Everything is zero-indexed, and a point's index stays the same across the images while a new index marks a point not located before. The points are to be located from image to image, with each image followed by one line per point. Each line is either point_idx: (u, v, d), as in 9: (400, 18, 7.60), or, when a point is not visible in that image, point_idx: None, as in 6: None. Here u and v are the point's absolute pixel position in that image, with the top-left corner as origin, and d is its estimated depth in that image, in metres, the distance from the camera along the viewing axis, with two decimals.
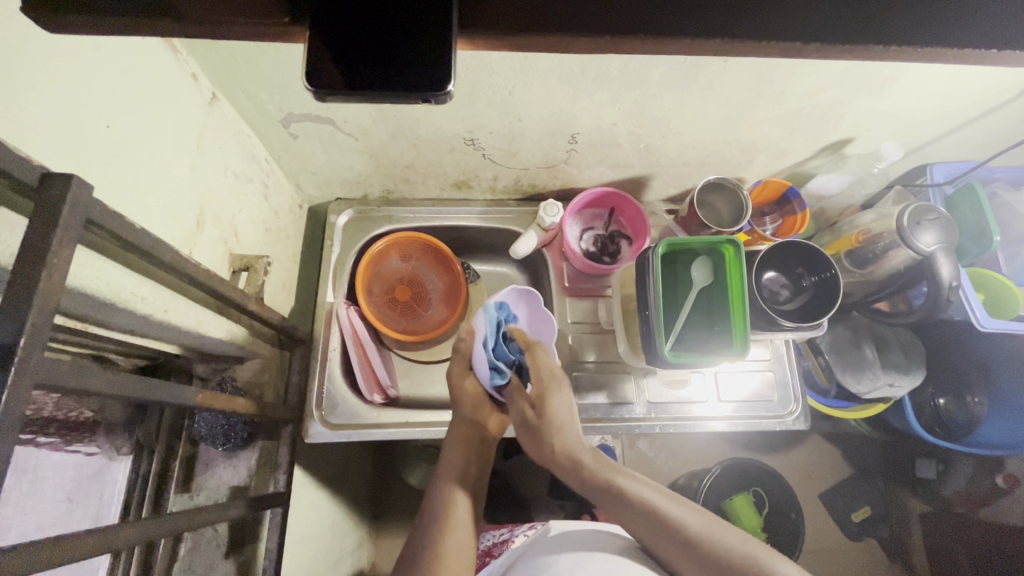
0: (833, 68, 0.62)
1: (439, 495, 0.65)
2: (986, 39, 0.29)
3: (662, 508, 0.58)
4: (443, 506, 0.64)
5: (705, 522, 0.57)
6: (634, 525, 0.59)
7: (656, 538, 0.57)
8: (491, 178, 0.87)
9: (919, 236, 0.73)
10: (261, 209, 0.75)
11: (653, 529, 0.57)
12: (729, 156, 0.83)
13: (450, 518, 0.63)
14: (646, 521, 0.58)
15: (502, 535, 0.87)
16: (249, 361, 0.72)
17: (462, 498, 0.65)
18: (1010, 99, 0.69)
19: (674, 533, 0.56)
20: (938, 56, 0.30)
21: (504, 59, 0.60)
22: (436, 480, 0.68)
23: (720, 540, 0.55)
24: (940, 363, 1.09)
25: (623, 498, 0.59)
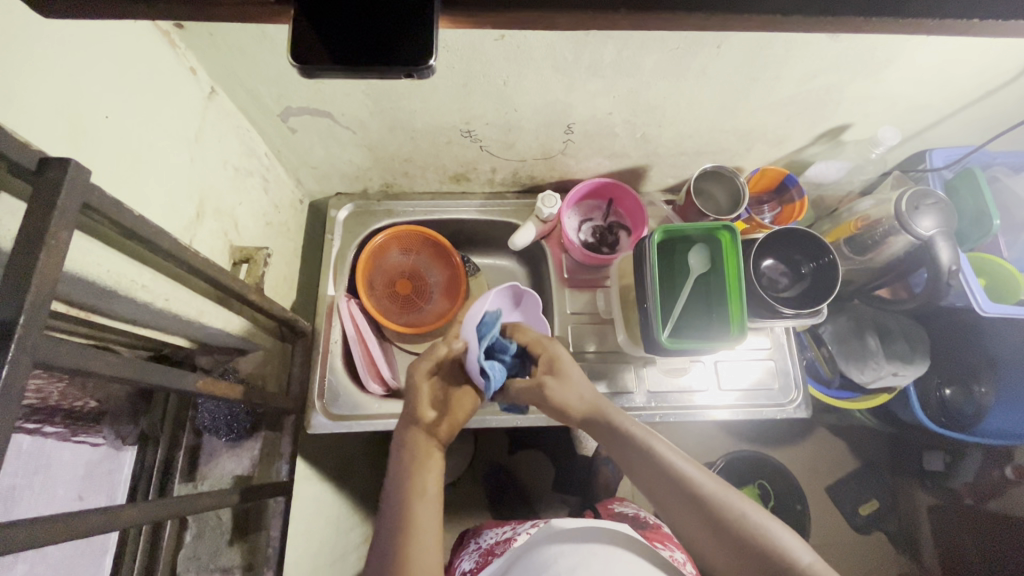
0: (827, 51, 0.62)
1: (396, 496, 0.61)
2: (963, 10, 0.29)
3: (680, 465, 0.58)
4: (407, 505, 0.60)
5: (723, 488, 0.56)
6: (650, 480, 0.59)
7: (670, 499, 0.57)
8: (489, 170, 0.87)
9: (917, 221, 0.72)
10: (262, 202, 0.76)
11: (670, 488, 0.57)
12: (726, 145, 0.83)
13: (415, 523, 0.58)
14: (663, 478, 0.58)
15: (504, 534, 0.88)
16: (252, 353, 0.74)
17: (420, 501, 0.60)
18: (1008, 82, 0.69)
19: (690, 491, 0.56)
20: (919, 26, 0.30)
21: (498, 48, 0.60)
22: (393, 483, 0.63)
23: (733, 504, 0.55)
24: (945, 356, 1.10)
25: (645, 454, 0.60)
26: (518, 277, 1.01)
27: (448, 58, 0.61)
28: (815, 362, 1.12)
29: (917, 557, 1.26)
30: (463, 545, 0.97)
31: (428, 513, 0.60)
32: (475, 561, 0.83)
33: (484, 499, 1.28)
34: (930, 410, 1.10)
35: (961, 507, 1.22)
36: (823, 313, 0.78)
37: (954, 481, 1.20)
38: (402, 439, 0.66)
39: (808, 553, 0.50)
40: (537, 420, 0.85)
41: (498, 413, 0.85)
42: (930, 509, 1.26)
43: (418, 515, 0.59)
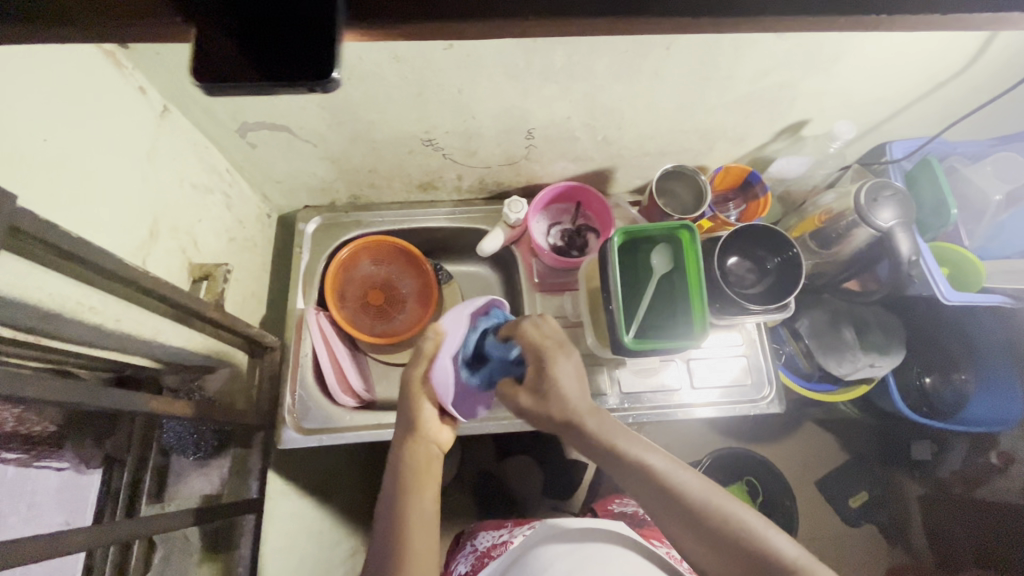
0: (774, 49, 0.63)
1: (391, 522, 0.61)
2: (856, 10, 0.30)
3: (671, 474, 0.58)
4: (399, 532, 0.60)
5: (712, 492, 0.57)
6: (639, 490, 0.58)
7: (661, 509, 0.57)
8: (455, 178, 0.87)
9: (876, 213, 0.73)
10: (224, 218, 0.75)
11: (659, 499, 0.57)
12: (688, 145, 0.83)
13: (410, 556, 0.57)
14: (652, 490, 0.57)
15: (501, 537, 0.86)
16: (219, 370, 0.74)
17: (416, 528, 0.60)
18: (958, 73, 0.69)
19: (680, 501, 0.56)
20: (817, 25, 0.31)
21: (448, 57, 0.60)
22: (386, 509, 0.62)
23: (724, 510, 0.55)
24: (927, 344, 1.12)
25: (633, 464, 0.58)
26: (491, 283, 1.01)
27: (399, 68, 0.61)
28: (793, 356, 1.13)
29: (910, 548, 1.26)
30: (458, 548, 0.97)
31: (426, 539, 0.60)
32: (472, 565, 0.83)
33: (473, 508, 1.28)
34: (910, 399, 1.11)
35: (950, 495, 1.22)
36: (790, 306, 0.79)
37: (941, 469, 1.22)
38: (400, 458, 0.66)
39: (795, 550, 0.53)
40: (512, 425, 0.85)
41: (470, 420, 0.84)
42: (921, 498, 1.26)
43: (414, 544, 0.59)
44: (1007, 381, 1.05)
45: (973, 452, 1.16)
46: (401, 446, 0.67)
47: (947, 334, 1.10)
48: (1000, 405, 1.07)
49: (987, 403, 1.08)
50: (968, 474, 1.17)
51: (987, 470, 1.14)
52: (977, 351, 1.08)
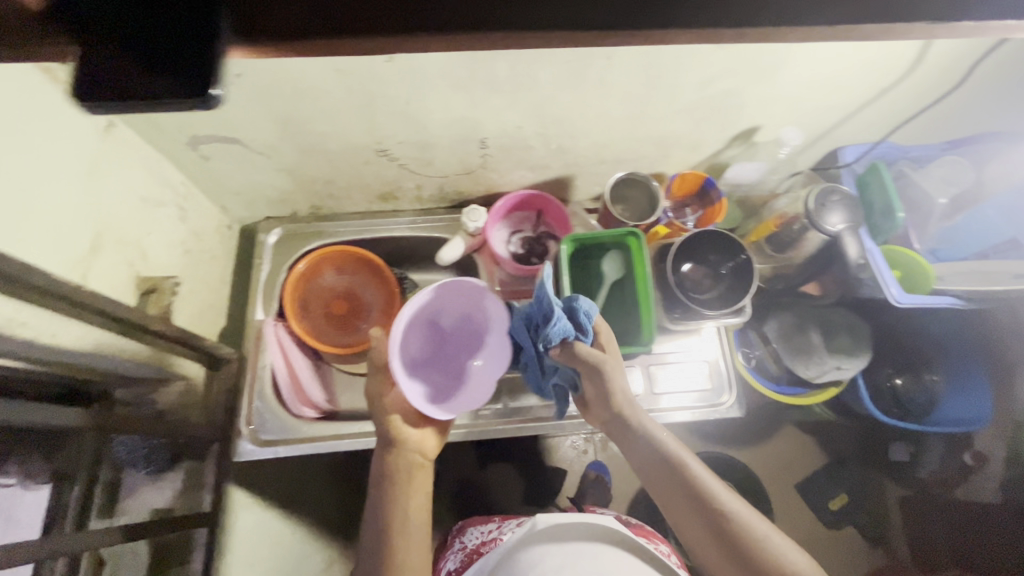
0: (716, 59, 0.64)
1: (378, 535, 0.61)
2: (730, 24, 0.32)
3: (703, 480, 0.57)
4: (389, 539, 0.60)
5: (732, 497, 0.56)
6: (662, 481, 0.59)
7: (678, 503, 0.57)
8: (414, 188, 0.88)
9: (825, 218, 0.74)
10: (178, 231, 0.75)
11: (685, 501, 0.57)
12: (643, 152, 0.84)
13: (397, 569, 0.59)
14: (679, 491, 0.58)
15: (489, 533, 0.86)
16: (172, 384, 0.74)
17: (402, 540, 0.60)
18: (900, 80, 0.70)
19: (699, 497, 0.56)
20: (699, 38, 0.32)
21: (390, 69, 0.61)
22: (371, 521, 0.63)
23: (741, 516, 0.55)
24: (896, 345, 1.15)
25: (668, 463, 0.59)
26: None
27: (343, 80, 0.62)
28: (764, 360, 1.15)
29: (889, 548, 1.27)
30: (447, 546, 0.97)
31: (415, 553, 0.60)
32: (461, 562, 0.83)
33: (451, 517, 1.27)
34: (884, 401, 1.14)
35: None
36: (745, 311, 0.79)
37: (920, 471, 1.28)
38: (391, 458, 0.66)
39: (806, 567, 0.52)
40: (475, 431, 0.85)
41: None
42: (902, 500, 1.29)
43: (401, 557, 0.59)
44: (975, 382, 1.08)
45: (948, 452, 1.26)
46: (383, 454, 0.67)
47: (916, 336, 1.13)
48: (967, 406, 1.09)
49: (959, 404, 1.10)
50: (945, 475, 1.27)
51: (962, 471, 1.25)
52: (946, 352, 1.11)
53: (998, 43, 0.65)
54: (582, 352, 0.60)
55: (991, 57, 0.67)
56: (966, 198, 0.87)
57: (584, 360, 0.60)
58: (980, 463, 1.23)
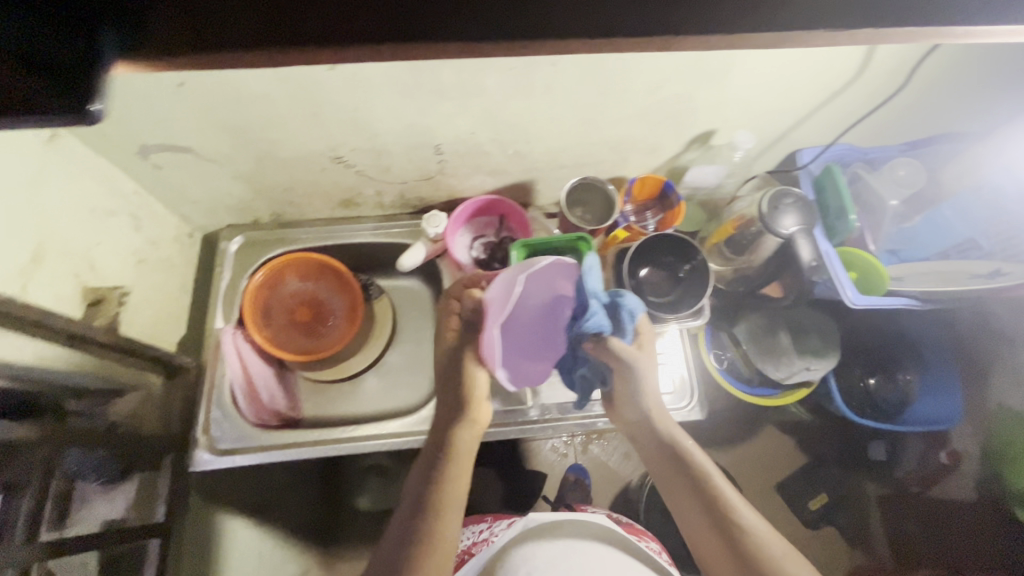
0: (660, 64, 0.64)
1: (423, 495, 0.61)
2: (609, 35, 0.33)
3: (714, 480, 0.65)
4: (435, 500, 0.61)
5: (741, 503, 0.63)
6: (679, 482, 0.67)
7: (692, 504, 0.65)
8: (375, 195, 0.88)
9: (778, 221, 0.74)
10: (132, 240, 0.75)
11: (695, 496, 0.65)
12: (601, 157, 0.84)
13: (436, 528, 0.58)
14: (692, 488, 0.66)
15: (479, 534, 0.83)
16: (127, 394, 0.74)
17: (447, 505, 0.60)
18: (849, 84, 0.70)
19: (711, 498, 0.64)
20: (584, 47, 0.33)
21: (333, 76, 0.61)
22: (418, 484, 0.63)
23: (748, 521, 0.61)
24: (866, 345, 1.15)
25: (685, 463, 0.67)
26: (423, 296, 1.01)
27: (288, 88, 0.62)
28: (734, 361, 1.14)
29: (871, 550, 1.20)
30: None
31: (455, 518, 0.60)
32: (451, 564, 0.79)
33: None
34: (855, 400, 1.12)
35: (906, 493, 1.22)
36: (704, 313, 0.79)
37: (899, 470, 1.22)
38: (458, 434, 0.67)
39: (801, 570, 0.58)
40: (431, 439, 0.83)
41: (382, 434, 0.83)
42: (881, 501, 1.22)
43: (443, 518, 0.59)
44: (948, 381, 1.08)
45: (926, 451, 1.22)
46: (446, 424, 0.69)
47: (884, 335, 1.14)
48: (941, 405, 1.08)
49: (931, 403, 1.09)
50: (924, 473, 1.21)
51: (939, 470, 1.21)
52: (920, 352, 1.11)
53: (933, 48, 0.66)
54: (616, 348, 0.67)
55: (928, 61, 0.67)
56: (924, 200, 0.87)
57: (618, 356, 0.67)
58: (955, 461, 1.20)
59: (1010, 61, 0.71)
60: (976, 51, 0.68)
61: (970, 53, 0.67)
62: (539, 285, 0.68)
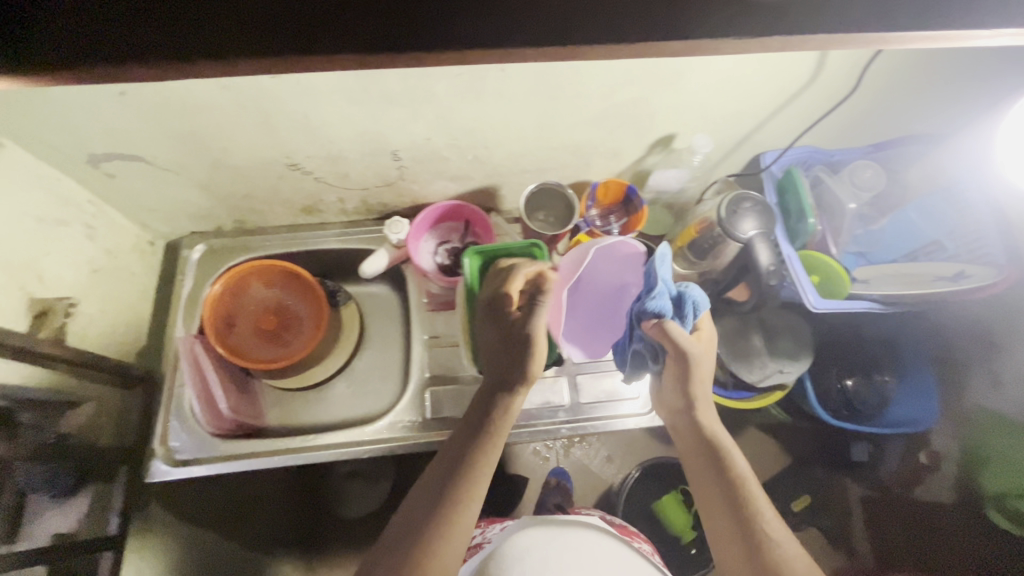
0: (611, 69, 0.63)
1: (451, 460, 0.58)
2: None
3: (746, 481, 0.63)
4: (461, 468, 0.57)
5: (772, 517, 0.60)
6: (711, 482, 0.64)
7: (720, 508, 0.62)
8: (337, 201, 0.87)
9: (736, 225, 0.73)
10: (85, 250, 0.74)
11: (725, 498, 0.62)
12: (563, 161, 0.84)
13: (460, 494, 0.55)
14: (723, 489, 0.63)
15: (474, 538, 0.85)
16: (82, 404, 0.72)
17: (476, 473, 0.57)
18: (805, 87, 0.70)
19: (740, 504, 0.61)
20: None
21: (277, 84, 0.60)
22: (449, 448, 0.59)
23: (775, 536, 0.58)
24: (844, 347, 1.14)
25: (718, 459, 0.65)
26: (390, 302, 1.00)
27: (232, 96, 0.61)
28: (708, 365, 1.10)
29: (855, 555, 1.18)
30: None
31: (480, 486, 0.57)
32: None
33: None
34: (833, 403, 1.11)
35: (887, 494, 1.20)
36: None
37: (881, 470, 1.21)
38: (501, 415, 0.60)
39: None
40: (391, 447, 0.82)
41: (340, 445, 0.81)
42: (864, 501, 1.20)
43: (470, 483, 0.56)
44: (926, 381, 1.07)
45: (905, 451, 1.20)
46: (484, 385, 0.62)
47: (860, 337, 1.14)
48: (919, 406, 1.08)
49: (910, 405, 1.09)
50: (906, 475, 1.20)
51: (919, 471, 1.18)
52: (899, 352, 1.11)
53: (876, 53, 0.65)
54: (673, 334, 0.61)
55: (873, 66, 0.67)
56: (890, 201, 0.87)
57: (675, 347, 0.62)
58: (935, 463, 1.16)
59: (965, 65, 0.69)
60: (924, 55, 0.67)
61: (918, 56, 0.66)
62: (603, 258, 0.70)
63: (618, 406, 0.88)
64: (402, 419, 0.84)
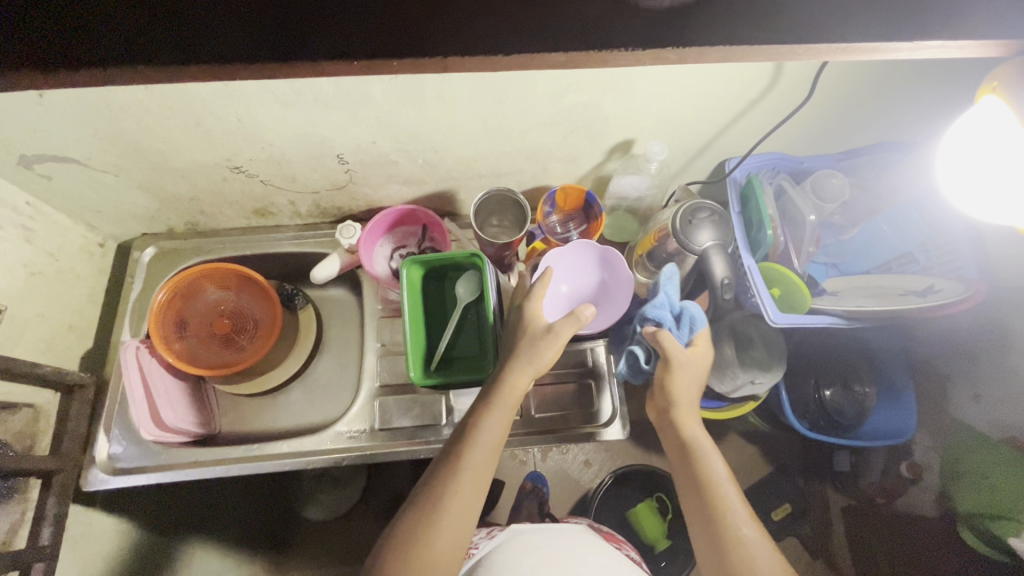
0: (555, 74, 0.60)
1: (452, 444, 0.59)
2: None
3: (717, 485, 0.59)
4: (459, 455, 0.57)
5: (746, 519, 0.57)
6: (687, 483, 0.62)
7: (693, 508, 0.60)
8: (288, 203, 0.85)
9: (691, 237, 0.71)
10: (23, 253, 0.73)
11: (694, 496, 0.60)
12: (519, 166, 0.81)
13: (455, 480, 0.55)
14: (694, 489, 0.60)
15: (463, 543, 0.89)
16: (16, 411, 0.70)
17: (476, 458, 0.57)
18: (764, 95, 0.66)
19: (712, 504, 0.58)
20: None
21: (204, 87, 0.58)
22: (454, 433, 0.60)
23: (746, 539, 0.56)
24: (824, 356, 1.09)
25: (692, 462, 0.62)
26: (349, 305, 0.98)
27: (158, 98, 0.59)
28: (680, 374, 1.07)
29: (832, 564, 1.14)
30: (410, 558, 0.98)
31: (482, 472, 0.57)
32: None
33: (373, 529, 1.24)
34: (810, 414, 1.06)
35: (870, 506, 1.14)
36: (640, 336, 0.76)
37: (862, 481, 1.13)
38: (504, 398, 0.60)
39: None
40: (336, 458, 0.80)
41: (287, 454, 0.80)
42: (844, 511, 1.16)
43: (471, 469, 0.56)
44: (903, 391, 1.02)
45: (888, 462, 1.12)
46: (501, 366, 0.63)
47: (838, 345, 1.09)
48: (897, 416, 1.02)
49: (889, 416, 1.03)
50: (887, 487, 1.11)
51: (902, 482, 1.09)
52: (876, 361, 1.06)
53: (824, 66, 0.62)
54: (661, 340, 0.66)
55: (824, 76, 0.63)
56: (861, 212, 0.83)
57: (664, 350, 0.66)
58: (918, 476, 1.07)
59: (932, 77, 0.65)
60: (879, 67, 0.63)
61: (872, 69, 0.62)
62: (571, 261, 0.78)
63: (576, 417, 0.86)
64: (351, 428, 0.82)
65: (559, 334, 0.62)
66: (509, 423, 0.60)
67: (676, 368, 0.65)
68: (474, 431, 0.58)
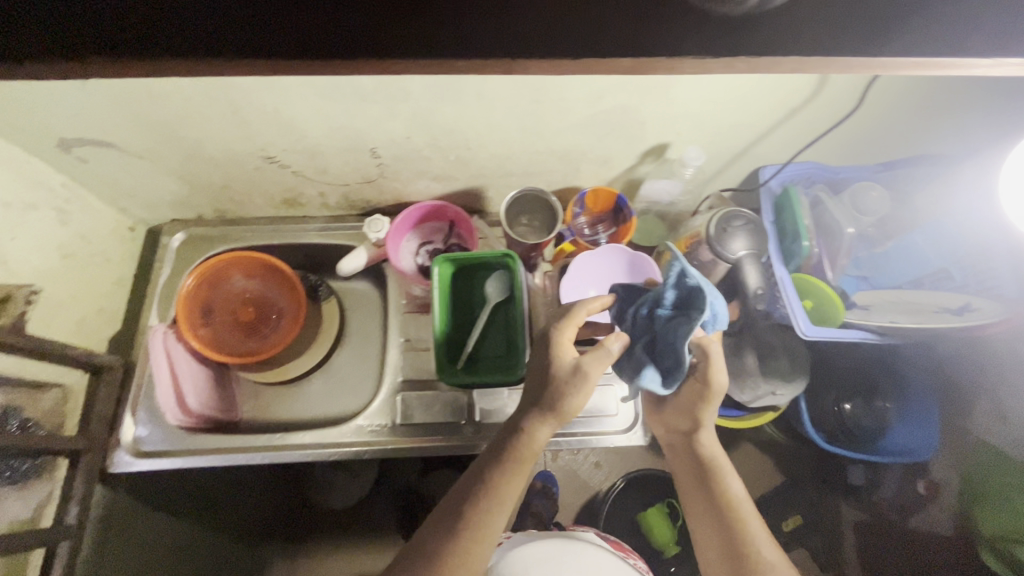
0: (595, 77, 0.59)
1: (466, 492, 0.59)
2: None
3: (737, 505, 0.62)
4: (474, 504, 0.58)
5: (764, 542, 0.60)
6: (704, 507, 0.64)
7: (710, 530, 0.62)
8: (317, 195, 0.85)
9: (726, 244, 0.70)
10: (58, 235, 0.73)
11: (714, 517, 0.62)
12: (550, 166, 0.80)
13: (468, 529, 0.57)
14: (713, 513, 0.63)
15: None
16: (47, 391, 0.71)
17: (490, 511, 0.57)
18: (805, 104, 0.65)
19: (733, 530, 0.60)
20: None
21: (246, 79, 0.58)
22: (469, 476, 0.60)
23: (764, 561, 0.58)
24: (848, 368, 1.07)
25: (710, 482, 0.64)
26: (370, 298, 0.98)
27: (199, 86, 0.59)
28: None
29: None
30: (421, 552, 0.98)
31: (496, 520, 0.58)
32: None
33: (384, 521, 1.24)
34: (826, 424, 1.05)
35: (884, 521, 1.12)
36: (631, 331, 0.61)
37: (878, 493, 1.12)
38: (518, 450, 0.59)
39: None
40: (356, 451, 0.80)
41: (306, 445, 0.80)
42: (857, 525, 1.12)
43: (485, 520, 0.57)
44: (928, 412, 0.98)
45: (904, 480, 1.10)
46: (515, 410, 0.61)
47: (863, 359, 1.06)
48: (918, 436, 0.99)
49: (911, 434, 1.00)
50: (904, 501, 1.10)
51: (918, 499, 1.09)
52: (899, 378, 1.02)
53: (872, 79, 0.62)
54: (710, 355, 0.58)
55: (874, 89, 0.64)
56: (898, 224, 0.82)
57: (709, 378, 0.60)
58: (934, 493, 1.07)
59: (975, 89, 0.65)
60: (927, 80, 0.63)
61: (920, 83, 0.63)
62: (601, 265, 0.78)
63: (595, 420, 0.85)
64: (371, 422, 0.82)
65: (588, 377, 0.57)
66: (526, 473, 0.60)
67: (713, 399, 0.62)
68: (490, 482, 0.58)
